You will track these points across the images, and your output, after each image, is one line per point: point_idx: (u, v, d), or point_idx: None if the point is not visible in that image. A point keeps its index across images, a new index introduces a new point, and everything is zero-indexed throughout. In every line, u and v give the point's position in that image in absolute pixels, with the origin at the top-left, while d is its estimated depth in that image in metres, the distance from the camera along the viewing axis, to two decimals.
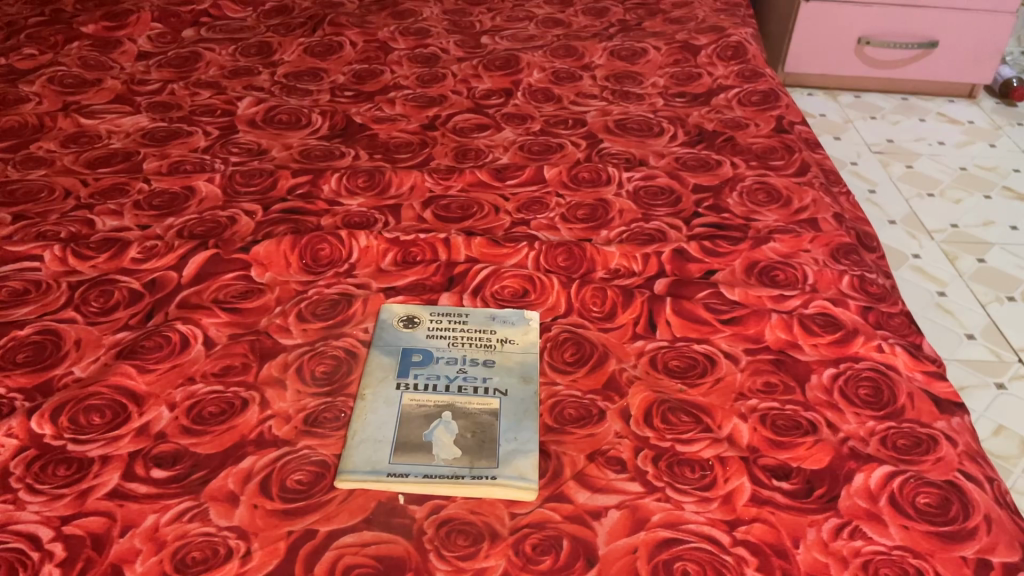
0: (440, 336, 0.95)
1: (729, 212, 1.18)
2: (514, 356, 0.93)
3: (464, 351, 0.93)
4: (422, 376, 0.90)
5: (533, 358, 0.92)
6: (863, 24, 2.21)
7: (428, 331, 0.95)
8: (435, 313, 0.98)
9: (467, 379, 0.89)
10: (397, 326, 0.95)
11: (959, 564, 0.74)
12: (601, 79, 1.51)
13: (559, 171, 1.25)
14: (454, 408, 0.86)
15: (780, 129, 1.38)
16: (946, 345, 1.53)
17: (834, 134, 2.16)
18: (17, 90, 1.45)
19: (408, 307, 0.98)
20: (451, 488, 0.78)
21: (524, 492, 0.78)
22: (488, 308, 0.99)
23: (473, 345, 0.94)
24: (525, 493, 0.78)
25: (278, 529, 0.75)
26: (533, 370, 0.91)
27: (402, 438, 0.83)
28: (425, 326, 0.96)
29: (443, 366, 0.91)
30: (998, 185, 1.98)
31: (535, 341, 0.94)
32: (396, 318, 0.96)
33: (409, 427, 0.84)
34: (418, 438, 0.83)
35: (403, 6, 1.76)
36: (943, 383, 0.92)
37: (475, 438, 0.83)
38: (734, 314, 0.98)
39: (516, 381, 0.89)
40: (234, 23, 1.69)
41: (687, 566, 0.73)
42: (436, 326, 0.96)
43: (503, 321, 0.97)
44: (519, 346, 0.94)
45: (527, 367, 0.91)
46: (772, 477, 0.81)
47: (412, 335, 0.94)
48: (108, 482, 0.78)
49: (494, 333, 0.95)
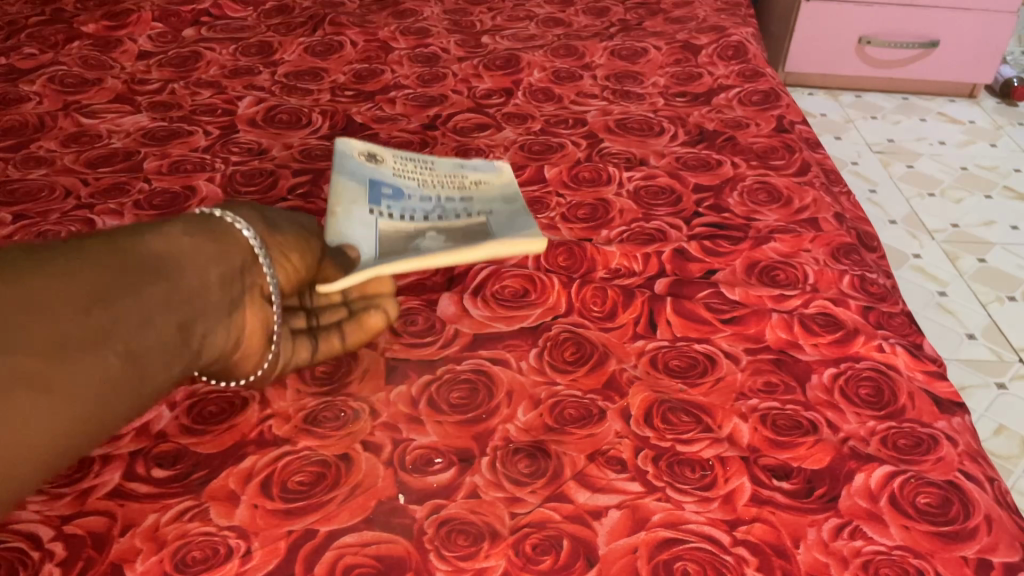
0: (408, 178, 1.13)
1: (729, 211, 1.18)
2: (490, 191, 1.12)
3: (434, 207, 1.08)
4: (396, 207, 1.06)
5: (509, 188, 1.14)
6: (862, 24, 2.22)
7: (393, 171, 1.13)
8: (396, 155, 1.17)
9: (440, 214, 1.06)
10: (360, 159, 1.14)
11: (960, 564, 0.74)
12: (601, 79, 1.51)
13: (559, 171, 1.25)
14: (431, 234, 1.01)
15: (780, 129, 1.37)
16: (946, 345, 1.53)
17: (834, 134, 2.16)
18: (17, 90, 1.45)
19: (367, 146, 1.17)
20: (448, 258, 0.92)
21: (536, 245, 0.95)
22: (453, 161, 1.19)
23: (444, 187, 1.12)
24: (535, 244, 0.95)
25: (278, 529, 0.75)
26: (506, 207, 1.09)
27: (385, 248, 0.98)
28: (388, 165, 1.14)
29: (415, 202, 1.08)
30: (998, 185, 1.97)
31: (509, 183, 1.15)
32: (358, 153, 1.15)
33: (391, 241, 0.99)
34: (402, 245, 0.98)
35: (404, 6, 1.76)
36: (944, 383, 0.92)
37: (465, 237, 1.01)
38: (734, 314, 0.98)
39: (496, 205, 1.09)
40: (234, 23, 1.69)
41: (687, 566, 0.73)
42: (398, 168, 1.14)
43: (474, 169, 1.17)
44: (495, 185, 1.14)
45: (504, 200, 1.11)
46: (772, 476, 0.81)
47: (378, 172, 1.12)
48: (109, 482, 0.79)
49: (465, 178, 1.15)
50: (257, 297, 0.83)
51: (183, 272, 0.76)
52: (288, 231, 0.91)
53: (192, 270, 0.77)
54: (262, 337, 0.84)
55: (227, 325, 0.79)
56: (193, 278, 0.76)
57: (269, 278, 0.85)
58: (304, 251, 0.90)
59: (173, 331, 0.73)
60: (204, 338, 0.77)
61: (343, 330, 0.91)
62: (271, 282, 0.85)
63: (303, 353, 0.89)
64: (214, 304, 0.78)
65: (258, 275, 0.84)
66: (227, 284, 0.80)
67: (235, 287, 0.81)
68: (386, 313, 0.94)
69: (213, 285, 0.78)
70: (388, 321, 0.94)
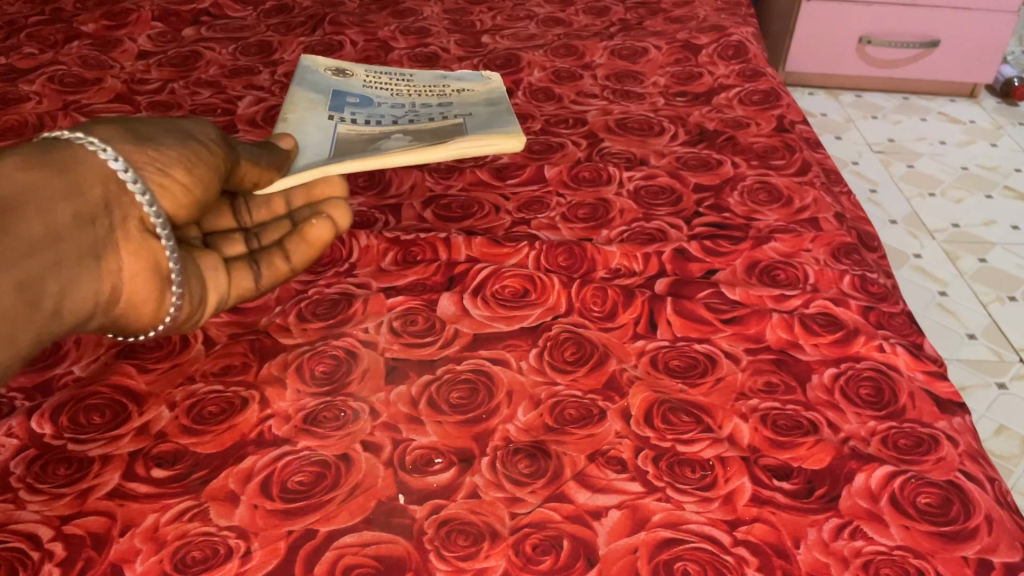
0: (372, 94, 1.26)
1: (729, 211, 1.18)
2: (454, 104, 1.24)
3: (393, 115, 1.19)
4: (356, 115, 1.17)
5: (478, 99, 1.26)
6: (863, 24, 2.22)
7: (358, 87, 1.27)
8: (365, 73, 1.32)
9: (401, 118, 1.17)
10: (327, 76, 1.29)
11: (960, 564, 0.74)
12: (602, 79, 1.50)
13: (560, 171, 1.25)
14: (383, 133, 1.10)
15: (781, 129, 1.37)
16: (946, 345, 1.53)
17: (834, 134, 2.16)
18: (17, 90, 1.45)
19: (337, 66, 1.33)
20: (411, 157, 1.00)
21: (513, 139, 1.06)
22: (423, 78, 1.33)
23: (409, 101, 1.23)
24: (514, 142, 1.06)
25: (278, 529, 0.75)
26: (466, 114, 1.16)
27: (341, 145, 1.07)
28: (352, 82, 1.29)
29: (377, 111, 1.19)
30: (999, 184, 1.97)
31: (479, 99, 1.27)
32: (326, 72, 1.30)
33: (347, 139, 1.09)
34: (362, 143, 1.08)
35: (403, 6, 1.76)
36: (944, 384, 0.92)
37: (426, 135, 1.09)
38: (735, 314, 0.98)
39: (459, 112, 1.19)
40: (234, 23, 1.69)
41: (687, 567, 0.73)
42: (363, 84, 1.28)
43: (444, 85, 1.31)
44: (458, 101, 1.25)
45: (468, 109, 1.20)
46: (772, 477, 0.80)
47: (344, 88, 1.26)
48: (109, 482, 0.79)
49: (432, 94, 1.27)
50: (132, 231, 0.76)
51: (21, 220, 0.68)
52: (167, 145, 0.83)
53: (33, 216, 0.69)
54: (149, 275, 0.76)
55: (93, 272, 0.72)
56: (35, 226, 0.69)
57: (148, 207, 0.78)
58: (189, 167, 0.83)
59: (13, 290, 0.66)
60: (59, 285, 0.69)
61: (290, 244, 0.95)
62: (148, 209, 0.78)
63: (241, 277, 0.91)
64: (69, 253, 0.70)
65: (129, 205, 0.76)
66: (83, 224, 0.72)
67: (91, 224, 0.73)
68: (332, 220, 0.96)
69: (63, 230, 0.71)
70: (336, 231, 0.97)
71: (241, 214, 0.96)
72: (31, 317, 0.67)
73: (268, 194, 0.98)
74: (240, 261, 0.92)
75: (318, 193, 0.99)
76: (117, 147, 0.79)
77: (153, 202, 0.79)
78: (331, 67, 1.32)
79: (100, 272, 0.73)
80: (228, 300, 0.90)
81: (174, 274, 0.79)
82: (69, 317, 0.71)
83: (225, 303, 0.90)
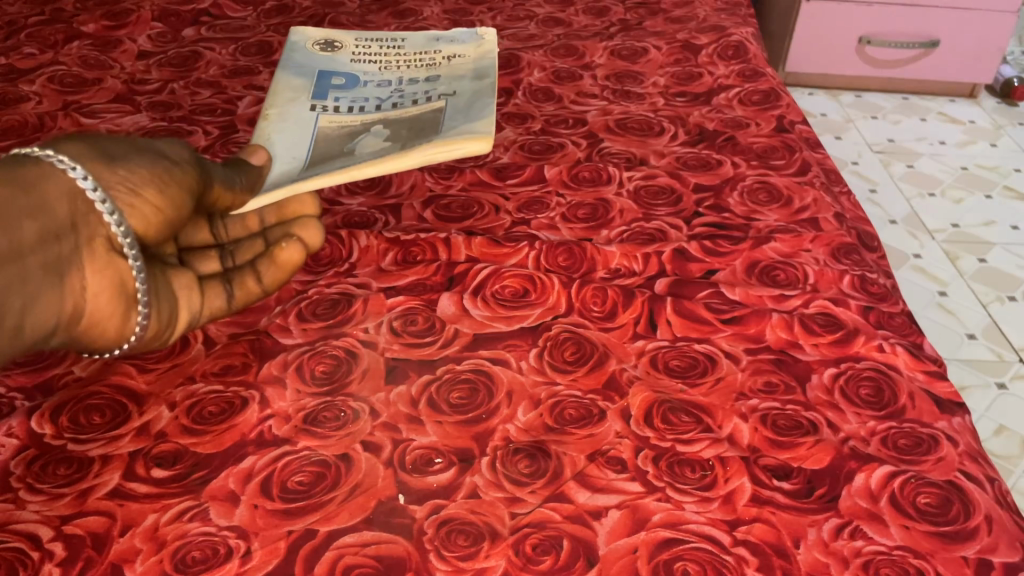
0: (359, 68, 1.30)
1: (729, 212, 1.18)
2: (438, 73, 1.27)
3: (377, 92, 1.23)
4: (338, 101, 1.21)
5: (463, 65, 1.28)
6: (862, 23, 2.22)
7: (346, 61, 1.31)
8: (358, 41, 1.36)
9: (378, 104, 1.20)
10: (317, 52, 1.33)
11: (960, 564, 0.74)
12: (602, 79, 1.50)
13: (559, 171, 1.25)
14: (357, 129, 1.14)
15: (780, 129, 1.37)
16: (946, 345, 1.53)
17: (834, 134, 2.16)
18: (17, 90, 1.45)
19: (330, 37, 1.37)
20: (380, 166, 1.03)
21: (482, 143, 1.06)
22: (416, 39, 1.36)
23: (394, 76, 1.27)
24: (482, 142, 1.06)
25: (278, 529, 0.75)
26: (449, 92, 1.20)
27: (318, 145, 1.13)
28: (342, 54, 1.33)
29: (359, 94, 1.24)
30: (998, 185, 1.97)
31: (468, 58, 1.30)
32: (318, 46, 1.34)
33: (323, 139, 1.14)
34: (335, 141, 1.12)
35: (403, 6, 1.76)
36: (944, 384, 0.92)
37: (397, 132, 1.13)
38: (734, 314, 0.98)
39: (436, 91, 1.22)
40: (234, 23, 1.69)
41: (687, 566, 0.73)
42: (354, 56, 1.33)
43: (438, 44, 1.34)
44: (448, 64, 1.29)
45: (452, 85, 1.23)
46: (772, 477, 0.80)
47: (333, 64, 1.30)
48: (109, 482, 0.79)
49: (423, 59, 1.30)
50: (98, 250, 0.74)
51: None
52: (138, 165, 0.81)
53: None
54: (112, 294, 0.76)
55: (56, 291, 0.71)
56: (1, 244, 0.68)
57: (117, 228, 0.76)
58: (162, 187, 0.82)
59: None
60: (22, 305, 0.69)
61: (262, 265, 0.95)
62: (116, 228, 0.76)
63: (214, 295, 0.92)
64: (34, 271, 0.69)
65: (97, 224, 0.75)
66: (47, 241, 0.71)
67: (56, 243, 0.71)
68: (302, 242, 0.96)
69: (29, 247, 0.69)
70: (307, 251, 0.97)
71: (218, 230, 0.96)
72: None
73: (242, 211, 0.98)
74: (213, 280, 0.92)
75: (291, 211, 1.00)
76: (86, 164, 0.77)
77: (123, 222, 0.77)
78: (320, 40, 1.36)
79: (63, 290, 0.72)
80: (201, 318, 0.90)
81: (140, 294, 0.78)
82: (31, 333, 0.70)
83: (197, 321, 0.90)
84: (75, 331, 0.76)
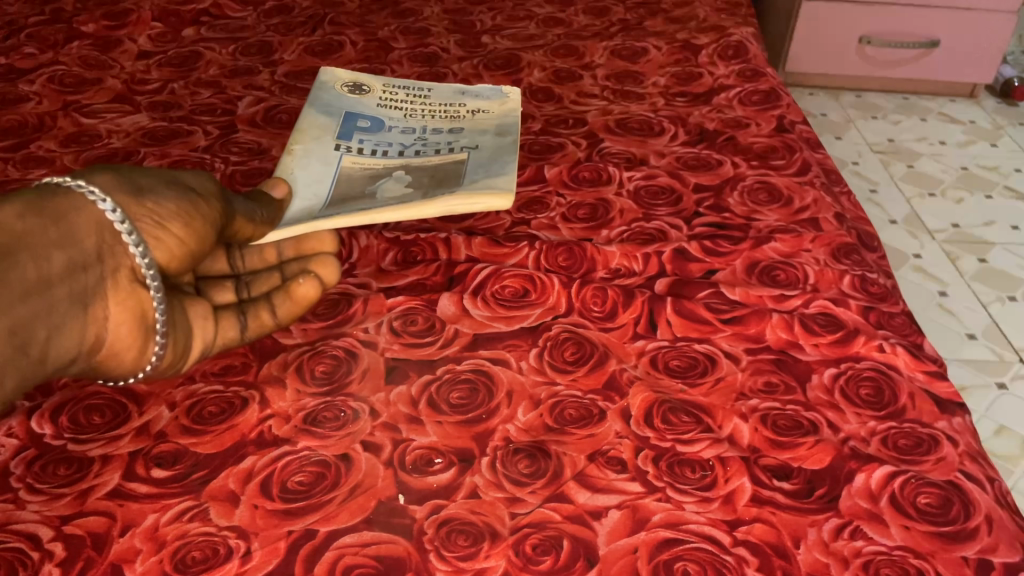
0: (385, 112, 1.28)
1: (729, 211, 1.18)
2: (461, 127, 1.26)
3: (402, 139, 1.22)
4: (363, 143, 1.19)
5: (489, 122, 1.28)
6: (862, 24, 2.22)
7: (371, 104, 1.29)
8: (383, 86, 1.34)
9: (402, 150, 1.19)
10: (342, 92, 1.32)
11: (960, 564, 0.74)
12: (602, 79, 1.50)
13: (559, 171, 1.25)
14: (381, 173, 1.13)
15: (781, 129, 1.37)
16: (946, 346, 1.53)
17: (834, 134, 2.16)
18: (17, 90, 1.45)
19: (355, 78, 1.35)
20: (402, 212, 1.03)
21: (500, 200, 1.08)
22: (439, 90, 1.35)
23: (419, 123, 1.26)
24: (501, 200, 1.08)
25: (278, 529, 0.75)
26: (471, 145, 1.19)
27: (345, 186, 1.11)
28: (367, 98, 1.31)
29: (385, 137, 1.22)
30: (999, 185, 1.97)
31: (491, 115, 1.30)
32: (344, 85, 1.33)
33: (349, 180, 1.12)
34: (362, 185, 1.11)
35: (403, 6, 1.76)
36: (944, 384, 0.92)
37: (423, 180, 1.12)
38: (734, 314, 0.98)
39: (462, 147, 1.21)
40: (234, 23, 1.69)
41: (687, 566, 0.73)
42: (378, 100, 1.31)
43: (458, 97, 1.33)
44: (471, 120, 1.28)
45: (475, 137, 1.22)
46: (772, 477, 0.80)
47: (357, 106, 1.29)
48: (108, 482, 0.79)
49: (444, 111, 1.29)
50: (122, 282, 0.75)
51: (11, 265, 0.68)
52: (166, 198, 0.82)
53: (29, 261, 0.69)
54: (134, 325, 0.76)
55: (80, 320, 0.72)
56: (29, 272, 0.69)
57: (141, 258, 0.77)
58: (187, 221, 0.82)
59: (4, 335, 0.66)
60: (46, 333, 0.69)
61: (277, 298, 0.92)
62: (141, 260, 0.77)
63: (226, 325, 0.90)
64: (60, 300, 0.70)
65: (122, 255, 0.76)
66: (74, 272, 0.72)
67: (82, 273, 0.72)
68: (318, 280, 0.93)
69: (56, 276, 0.70)
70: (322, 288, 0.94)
71: (235, 262, 0.94)
72: (18, 360, 0.68)
73: (261, 242, 0.97)
74: (228, 310, 0.91)
75: (308, 248, 0.98)
76: (117, 198, 0.78)
77: (147, 254, 0.78)
78: (347, 82, 1.35)
79: (87, 320, 0.73)
80: (213, 347, 0.89)
81: (160, 326, 0.79)
82: (53, 363, 0.71)
83: (208, 351, 0.89)
84: (94, 360, 0.76)
